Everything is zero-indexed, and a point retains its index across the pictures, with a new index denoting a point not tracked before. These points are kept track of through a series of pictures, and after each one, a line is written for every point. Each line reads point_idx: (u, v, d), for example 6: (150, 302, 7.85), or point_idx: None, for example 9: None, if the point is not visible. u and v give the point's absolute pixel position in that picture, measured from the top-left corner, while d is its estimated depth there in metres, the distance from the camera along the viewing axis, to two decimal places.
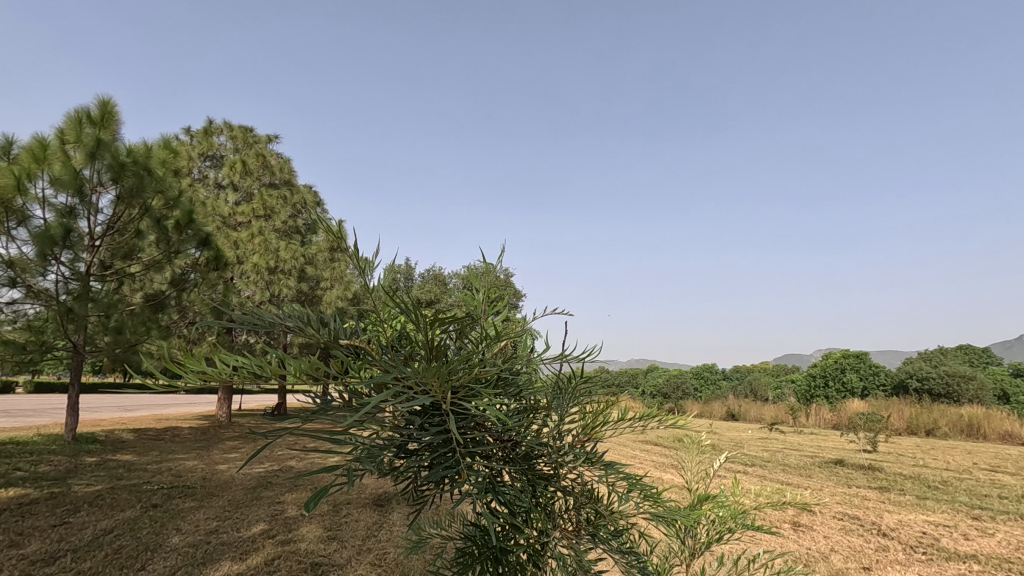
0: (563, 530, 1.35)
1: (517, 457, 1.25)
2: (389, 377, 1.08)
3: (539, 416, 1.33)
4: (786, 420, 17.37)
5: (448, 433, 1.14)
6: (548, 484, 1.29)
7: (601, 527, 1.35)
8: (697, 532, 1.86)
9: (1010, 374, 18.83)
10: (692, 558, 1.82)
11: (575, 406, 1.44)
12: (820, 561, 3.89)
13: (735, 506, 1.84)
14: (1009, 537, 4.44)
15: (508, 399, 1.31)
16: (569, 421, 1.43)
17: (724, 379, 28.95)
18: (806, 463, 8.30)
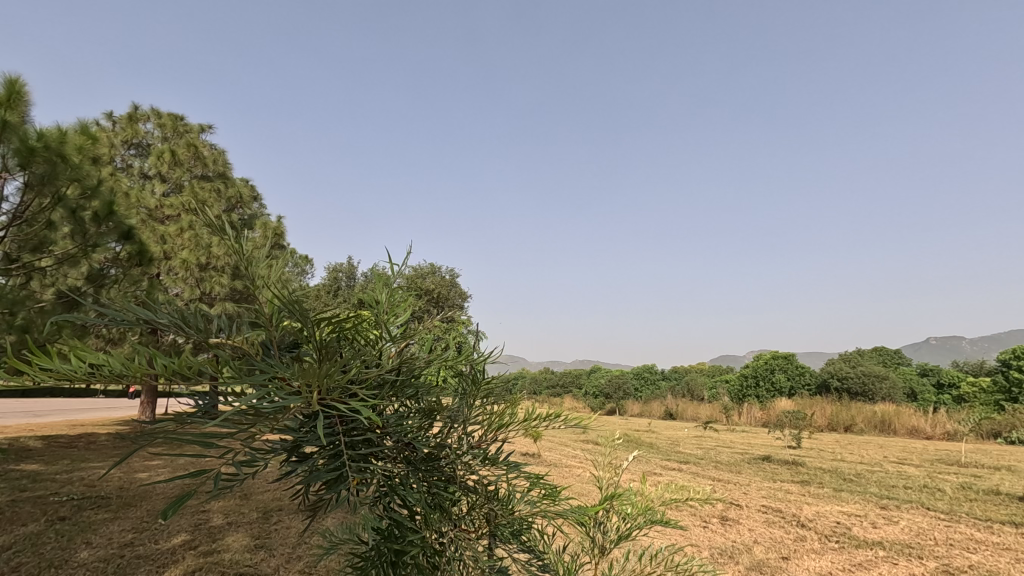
0: (464, 531, 1.35)
1: (413, 460, 1.24)
2: (263, 375, 1.05)
3: (439, 419, 1.34)
4: (719, 419, 18.12)
5: (335, 436, 1.13)
6: (448, 486, 1.29)
7: (502, 526, 1.37)
8: (606, 529, 1.89)
9: (917, 374, 20.48)
10: (601, 555, 1.86)
11: (476, 409, 1.46)
12: (744, 552, 4.06)
13: (643, 502, 1.89)
14: (911, 524, 4.82)
15: (405, 401, 1.30)
16: (473, 425, 1.45)
17: (663, 380, 29.96)
18: (736, 460, 8.69)
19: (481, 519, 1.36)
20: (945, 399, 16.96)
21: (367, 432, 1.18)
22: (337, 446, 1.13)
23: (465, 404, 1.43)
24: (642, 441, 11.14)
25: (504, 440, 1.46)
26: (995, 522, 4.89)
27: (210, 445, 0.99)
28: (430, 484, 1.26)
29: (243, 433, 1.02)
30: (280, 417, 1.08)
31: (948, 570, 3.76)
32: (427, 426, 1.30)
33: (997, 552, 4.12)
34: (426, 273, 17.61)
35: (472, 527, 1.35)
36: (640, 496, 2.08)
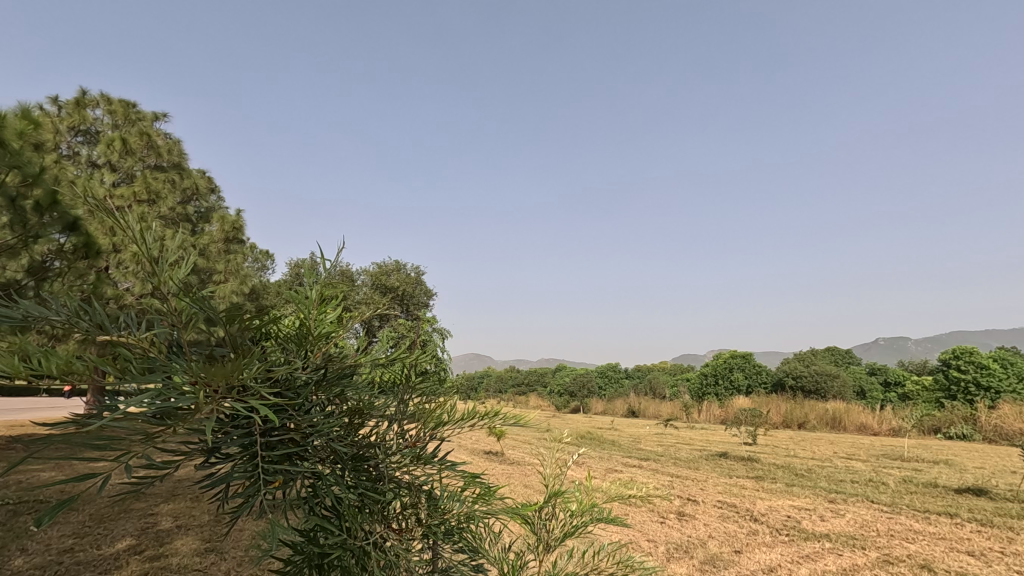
0: (393, 532, 1.32)
1: (342, 460, 1.23)
2: (160, 374, 0.97)
3: (370, 418, 1.32)
4: (680, 416, 18.54)
5: (252, 438, 1.09)
6: (378, 485, 1.28)
7: (435, 526, 1.37)
8: (551, 527, 1.91)
9: (866, 373, 21.42)
10: (546, 552, 1.87)
11: (412, 408, 1.45)
12: (699, 547, 4.16)
13: (588, 500, 1.91)
14: (856, 516, 5.03)
15: (333, 402, 1.27)
16: (408, 425, 1.44)
17: (627, 378, 30.50)
18: (694, 457, 8.90)
19: (413, 520, 1.35)
20: (891, 396, 17.80)
21: (288, 431, 1.15)
22: (254, 448, 1.09)
23: (400, 403, 1.41)
24: (605, 439, 11.29)
25: (440, 438, 1.45)
26: (933, 513, 5.14)
27: (104, 448, 0.93)
28: (357, 484, 1.24)
29: (143, 434, 0.96)
30: (188, 419, 1.01)
31: (888, 559, 3.93)
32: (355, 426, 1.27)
33: (934, 541, 4.33)
34: (390, 270, 17.41)
35: (403, 527, 1.34)
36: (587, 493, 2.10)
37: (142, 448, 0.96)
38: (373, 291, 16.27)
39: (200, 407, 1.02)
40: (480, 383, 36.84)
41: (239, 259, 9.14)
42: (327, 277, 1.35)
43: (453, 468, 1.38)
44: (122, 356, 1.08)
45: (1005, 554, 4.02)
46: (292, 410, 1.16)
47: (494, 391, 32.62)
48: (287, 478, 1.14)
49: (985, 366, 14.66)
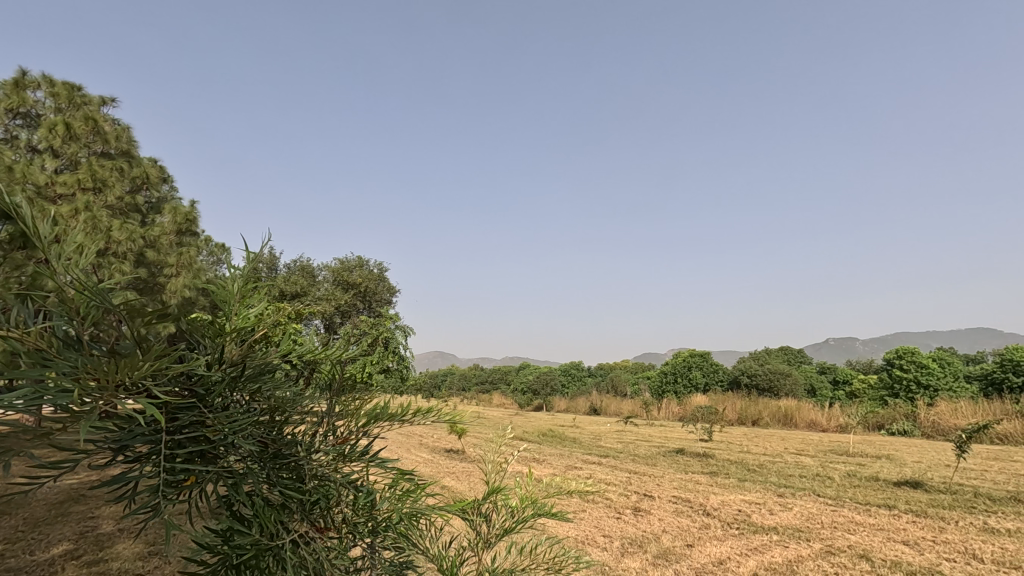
0: (317, 531, 1.28)
1: (263, 458, 1.20)
2: (46, 369, 0.91)
3: (292, 415, 1.28)
4: (640, 414, 18.90)
5: (156, 437, 1.04)
6: (301, 483, 1.25)
7: (363, 523, 1.34)
8: (492, 524, 1.93)
9: (816, 372, 22.32)
10: (485, 548, 1.88)
11: (340, 407, 1.42)
12: (653, 541, 4.25)
13: (528, 495, 1.94)
14: (801, 509, 5.24)
15: (250, 400, 1.23)
16: (337, 424, 1.41)
17: (590, 376, 30.90)
18: (652, 453, 9.08)
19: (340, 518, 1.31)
20: (838, 394, 18.62)
21: (199, 430, 1.10)
22: (160, 446, 1.05)
23: (328, 400, 1.39)
24: (565, 436, 11.40)
25: (370, 435, 1.44)
26: (873, 505, 5.39)
27: None
28: (276, 483, 1.20)
29: (35, 435, 0.92)
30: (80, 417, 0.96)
31: (830, 550, 4.10)
32: (275, 425, 1.24)
33: (873, 532, 4.54)
34: (352, 266, 17.15)
35: (329, 526, 1.29)
36: (531, 487, 2.12)
37: (31, 446, 0.91)
38: (334, 287, 15.98)
39: (94, 404, 0.96)
40: (442, 381, 36.64)
41: (193, 252, 8.80)
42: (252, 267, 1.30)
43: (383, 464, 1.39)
44: (14, 350, 1.01)
45: (936, 542, 4.25)
46: (201, 407, 1.11)
47: (457, 390, 32.52)
48: (201, 478, 1.09)
49: (924, 365, 15.50)
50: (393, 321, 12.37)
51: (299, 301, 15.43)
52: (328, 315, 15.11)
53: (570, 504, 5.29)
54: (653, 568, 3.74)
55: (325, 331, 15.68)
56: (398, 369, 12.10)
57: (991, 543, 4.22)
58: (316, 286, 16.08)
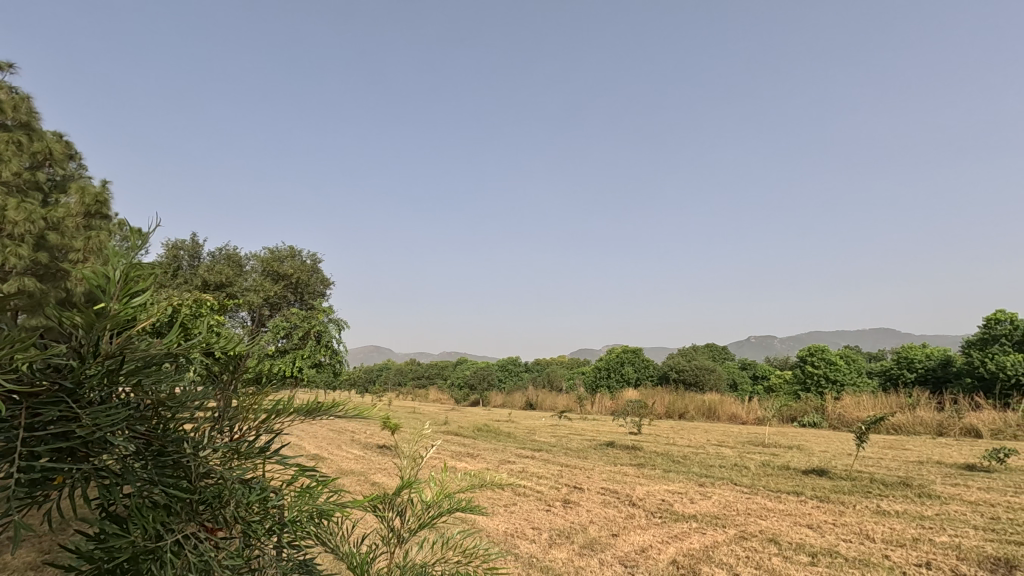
0: (207, 531, 1.20)
1: (147, 456, 1.13)
2: None
3: (183, 411, 1.21)
4: (574, 408, 19.34)
5: (15, 434, 0.95)
6: (188, 481, 1.17)
7: (259, 521, 1.27)
8: (405, 519, 1.93)
9: (738, 367, 23.63)
10: (399, 544, 1.88)
11: (233, 406, 1.36)
12: (580, 532, 4.36)
13: (443, 488, 1.97)
14: (719, 497, 5.55)
15: (134, 394, 1.14)
16: (232, 422, 1.36)
17: (526, 371, 31.28)
18: (584, 447, 9.31)
19: (236, 516, 1.22)
20: (758, 388, 19.84)
21: (70, 426, 1.00)
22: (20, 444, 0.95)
23: (218, 400, 1.33)
24: (500, 431, 11.48)
25: (266, 434, 1.39)
26: (783, 492, 5.78)
27: None
28: (159, 482, 1.12)
29: None
30: None
31: (743, 535, 4.36)
32: (159, 421, 1.16)
33: (782, 517, 4.87)
34: (284, 256, 16.48)
35: (220, 526, 1.20)
36: (443, 482, 2.16)
37: None
38: (263, 278, 15.28)
39: None
40: (378, 376, 35.91)
41: (103, 237, 8.12)
42: (137, 257, 1.23)
43: (282, 460, 1.35)
44: None
45: (836, 525, 4.62)
46: (73, 401, 1.02)
47: (393, 385, 32.01)
48: (71, 474, 1.00)
49: (832, 362, 16.79)
50: (327, 314, 11.99)
51: (224, 291, 14.65)
52: (256, 306, 14.44)
53: (501, 498, 5.35)
54: (579, 558, 3.84)
55: (253, 323, 15.01)
56: (330, 364, 11.76)
57: (882, 524, 4.63)
58: (243, 276, 15.32)
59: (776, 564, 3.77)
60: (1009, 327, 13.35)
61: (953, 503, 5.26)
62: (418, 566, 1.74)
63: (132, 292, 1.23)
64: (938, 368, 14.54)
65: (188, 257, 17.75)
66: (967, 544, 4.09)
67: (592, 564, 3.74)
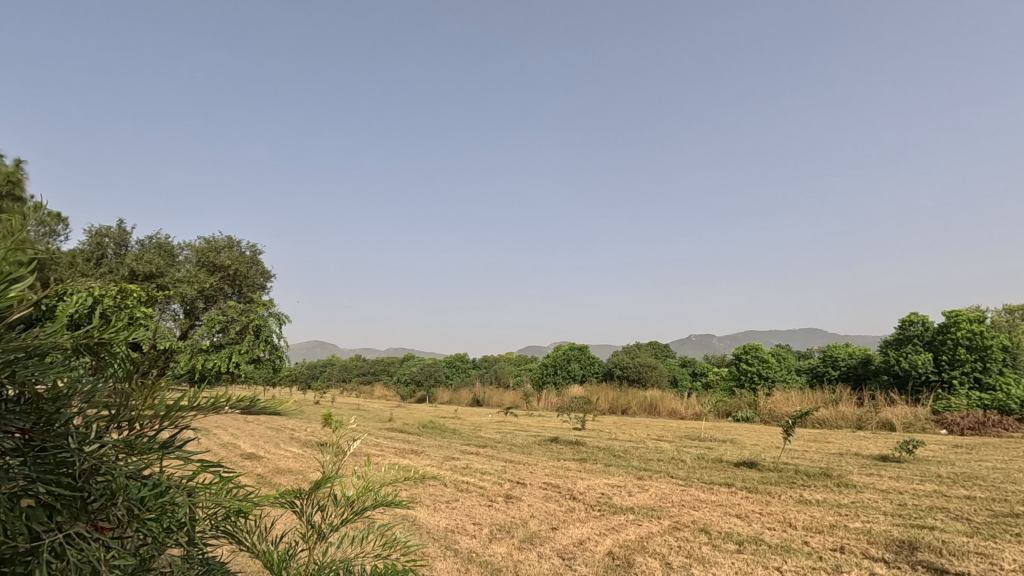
0: (97, 530, 1.11)
1: (28, 452, 1.04)
2: None
3: (70, 404, 1.12)
4: (520, 404, 19.46)
5: None
6: (72, 478, 1.08)
7: (155, 520, 1.19)
8: (326, 516, 1.94)
9: (679, 365, 24.50)
10: (318, 540, 1.88)
11: (137, 400, 1.26)
12: (521, 527, 4.41)
13: (365, 484, 1.99)
14: (656, 490, 5.74)
15: (12, 386, 1.04)
16: (136, 415, 1.26)
17: (474, 368, 31.30)
18: (529, 443, 9.39)
19: (129, 514, 1.14)
20: (696, 384, 20.65)
21: None
22: None
23: (118, 395, 1.23)
24: (445, 427, 11.41)
25: (174, 428, 1.30)
26: (716, 484, 6.05)
27: None
28: (40, 478, 1.04)
29: None
30: None
31: (676, 526, 4.53)
32: (41, 413, 1.07)
33: (713, 508, 5.09)
34: (220, 246, 15.75)
35: (112, 524, 1.12)
36: (365, 477, 2.17)
37: None
38: (197, 269, 14.53)
39: None
40: (321, 373, 34.89)
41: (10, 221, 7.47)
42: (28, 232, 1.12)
43: (184, 456, 1.27)
44: None
45: (762, 514, 4.88)
46: None
47: (336, 381, 31.26)
48: None
49: (765, 360, 17.68)
50: (267, 308, 11.56)
51: (154, 282, 13.85)
52: (189, 299, 13.72)
53: (443, 495, 5.32)
54: (518, 552, 3.88)
55: (185, 317, 14.27)
56: (270, 359, 11.34)
57: (803, 512, 4.92)
58: (176, 267, 14.53)
59: (705, 552, 3.94)
60: (921, 328, 14.44)
61: (867, 491, 5.66)
62: (336, 560, 1.75)
63: (21, 274, 1.12)
64: (858, 366, 15.58)
65: (114, 245, 16.65)
66: (877, 529, 4.41)
67: (531, 558, 3.79)
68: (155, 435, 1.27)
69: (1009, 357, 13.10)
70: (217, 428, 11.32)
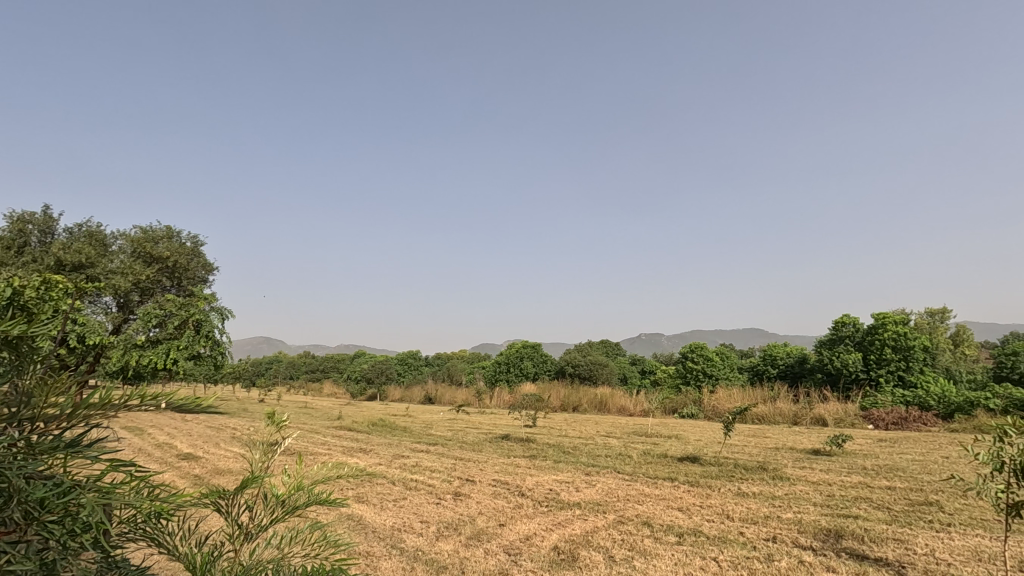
0: None
1: None
2: None
3: None
4: (473, 402, 19.46)
5: None
6: None
7: (57, 524, 1.12)
8: (255, 517, 1.89)
9: (629, 363, 25.11)
10: (245, 542, 1.83)
11: (43, 399, 1.19)
12: (468, 524, 4.41)
13: (298, 484, 1.95)
14: (603, 485, 5.86)
15: None
16: (42, 415, 1.18)
17: (426, 365, 31.04)
18: (480, 440, 9.40)
19: (27, 518, 1.07)
20: (645, 381, 21.21)
21: None
22: None
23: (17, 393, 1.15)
24: (396, 425, 11.26)
25: (85, 427, 1.22)
26: (660, 479, 6.23)
27: None
28: None
29: None
30: None
31: (621, 520, 4.65)
32: None
33: (656, 502, 5.25)
34: (158, 237, 14.95)
35: (7, 529, 1.06)
36: (301, 478, 2.14)
37: None
38: (132, 260, 13.74)
39: None
40: (267, 370, 33.72)
41: None
42: None
43: (93, 455, 1.20)
44: None
45: (702, 506, 5.07)
46: None
47: (282, 379, 30.25)
48: None
49: (709, 359, 18.36)
50: (208, 302, 11.09)
51: (83, 273, 13.02)
52: (122, 292, 12.97)
53: (390, 493, 5.25)
54: (465, 549, 3.88)
55: (118, 310, 13.48)
56: (211, 355, 10.89)
57: (740, 504, 5.14)
58: (108, 257, 13.69)
59: (647, 544, 4.06)
60: (852, 329, 15.35)
61: (799, 483, 5.98)
62: (265, 561, 1.71)
63: None
64: (795, 365, 16.41)
65: (38, 233, 15.52)
66: (807, 519, 4.66)
67: (477, 554, 3.80)
68: (62, 434, 1.20)
69: (929, 356, 14.11)
70: (151, 428, 10.75)
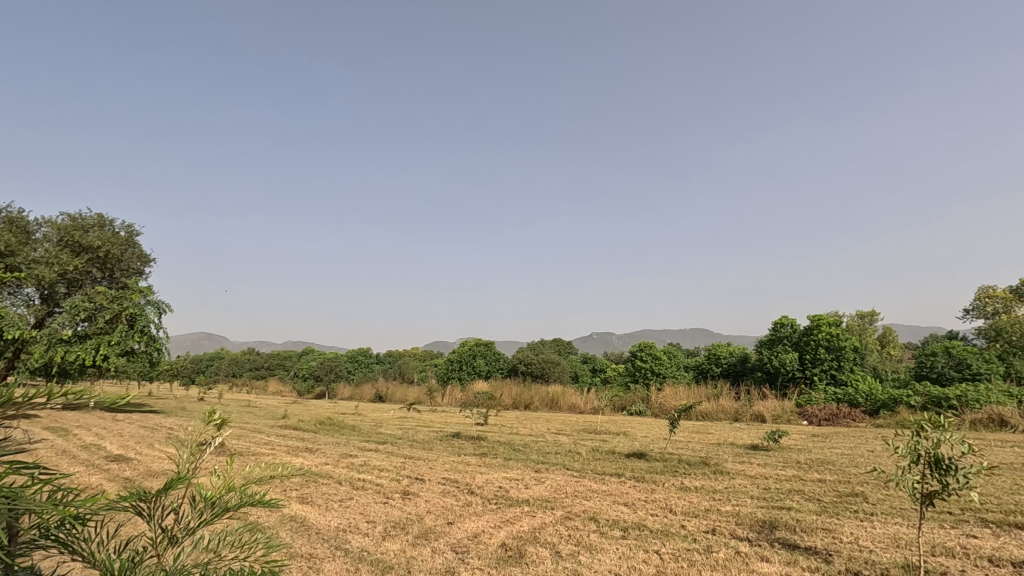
0: None
1: None
2: None
3: None
4: (424, 400, 19.27)
5: None
6: None
7: None
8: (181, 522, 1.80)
9: (580, 361, 25.49)
10: (168, 547, 1.74)
11: None
12: (416, 522, 4.36)
13: (229, 485, 1.87)
14: (552, 482, 5.92)
15: None
16: None
17: (377, 363, 30.48)
18: (430, 438, 9.32)
19: None
20: (595, 379, 21.59)
21: None
22: None
23: None
24: (344, 424, 11.00)
25: None
26: (607, 475, 6.35)
27: None
28: None
29: None
30: None
31: (569, 516, 4.72)
32: None
33: (603, 497, 5.36)
34: (89, 225, 14.01)
35: None
36: (234, 479, 2.05)
37: None
38: (59, 249, 12.85)
39: None
40: (207, 367, 32.21)
41: None
42: None
43: None
44: None
45: (647, 501, 5.21)
46: None
47: (223, 377, 28.96)
48: None
49: (657, 357, 18.89)
50: (143, 295, 10.52)
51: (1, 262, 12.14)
52: (46, 283, 12.20)
53: (336, 493, 5.13)
54: (412, 548, 3.85)
55: (40, 302, 12.71)
56: (145, 352, 10.34)
57: (683, 498, 5.32)
58: (30, 245, 12.80)
59: (593, 540, 4.13)
60: (790, 330, 16.15)
61: (738, 477, 6.23)
62: (189, 566, 1.63)
63: None
64: (737, 364, 17.09)
65: None
66: (744, 511, 4.87)
67: (424, 553, 3.77)
68: None
69: (858, 356, 15.00)
70: (77, 428, 10.09)
